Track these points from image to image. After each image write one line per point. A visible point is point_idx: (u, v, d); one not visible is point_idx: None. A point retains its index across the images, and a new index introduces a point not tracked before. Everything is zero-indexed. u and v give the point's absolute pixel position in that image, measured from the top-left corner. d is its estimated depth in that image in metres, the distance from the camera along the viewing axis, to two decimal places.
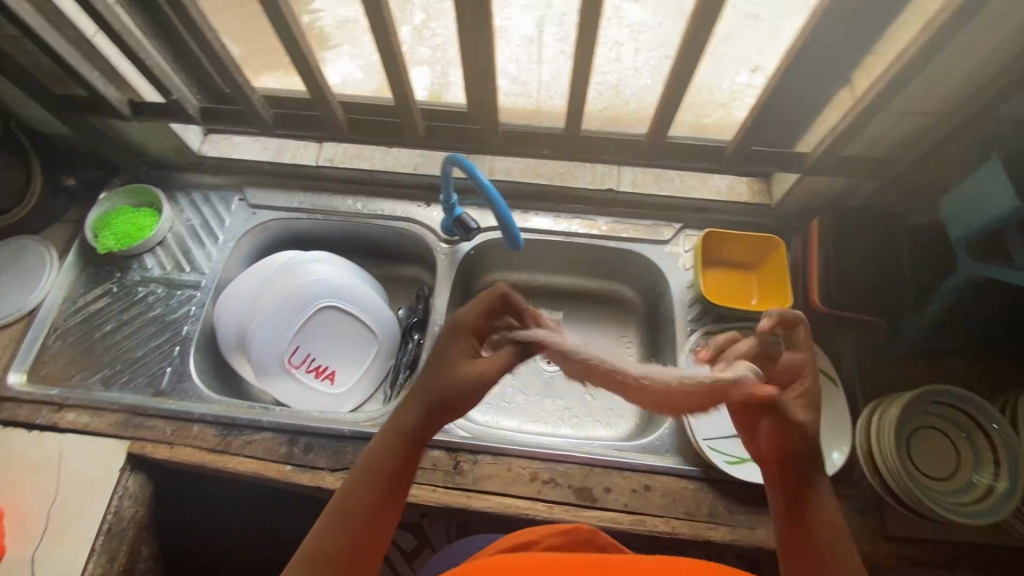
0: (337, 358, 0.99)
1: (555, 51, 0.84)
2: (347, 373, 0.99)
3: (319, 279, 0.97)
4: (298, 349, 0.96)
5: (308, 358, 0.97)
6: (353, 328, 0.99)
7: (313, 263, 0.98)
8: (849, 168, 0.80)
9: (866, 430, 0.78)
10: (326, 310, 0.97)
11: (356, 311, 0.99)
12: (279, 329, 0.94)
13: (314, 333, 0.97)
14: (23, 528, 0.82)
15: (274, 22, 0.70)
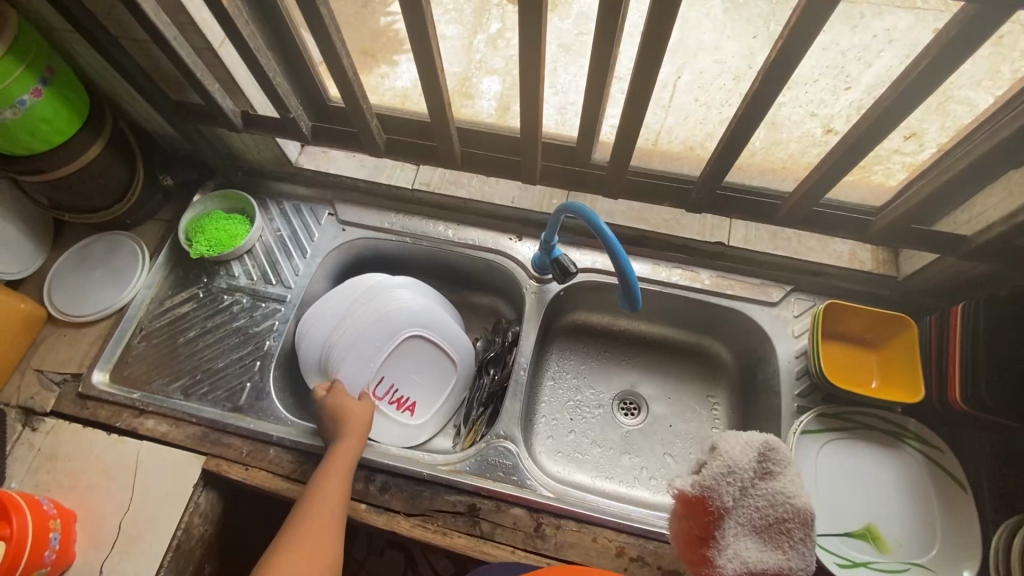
0: (418, 390, 0.95)
1: (687, 97, 0.79)
2: (425, 406, 0.95)
3: (410, 307, 0.93)
4: (382, 380, 0.92)
5: (391, 389, 0.93)
6: (438, 360, 0.95)
7: (403, 291, 0.95)
8: (1012, 257, 0.71)
9: (1013, 554, 0.69)
10: (413, 341, 0.93)
11: (440, 342, 0.95)
12: (365, 358, 0.91)
13: (400, 364, 0.93)
14: (95, 535, 0.80)
15: (415, 45, 0.68)
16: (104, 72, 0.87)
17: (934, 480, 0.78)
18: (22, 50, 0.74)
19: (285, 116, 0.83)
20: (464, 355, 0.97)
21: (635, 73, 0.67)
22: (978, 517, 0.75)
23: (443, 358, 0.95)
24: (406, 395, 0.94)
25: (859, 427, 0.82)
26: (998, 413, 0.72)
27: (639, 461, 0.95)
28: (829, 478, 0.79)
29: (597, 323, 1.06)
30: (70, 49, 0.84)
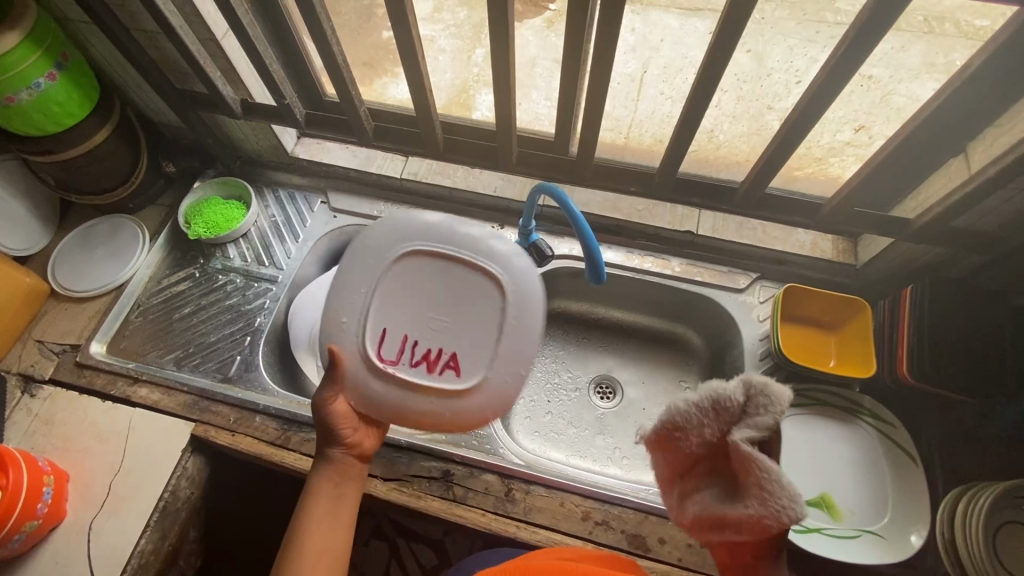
0: (454, 335, 0.65)
1: (655, 92, 0.87)
2: (472, 357, 0.65)
3: (399, 260, 0.66)
4: (383, 334, 0.66)
5: (405, 343, 0.65)
6: (468, 293, 0.65)
7: (387, 249, 0.67)
8: (954, 240, 0.76)
9: (952, 518, 0.73)
10: (422, 278, 0.66)
11: (465, 259, 0.65)
12: (353, 326, 0.66)
13: (406, 308, 0.66)
14: (86, 494, 0.84)
15: (398, 37, 0.74)
16: (114, 62, 0.94)
17: (887, 454, 0.82)
18: (40, 37, 0.81)
19: (280, 102, 0.89)
20: (519, 279, 0.65)
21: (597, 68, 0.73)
22: (926, 488, 0.78)
23: (463, 296, 0.65)
24: (432, 346, 0.65)
25: (816, 404, 0.86)
26: (942, 382, 0.76)
27: (612, 441, 0.99)
28: (787, 451, 0.84)
29: (575, 311, 1.10)
30: (84, 40, 0.91)
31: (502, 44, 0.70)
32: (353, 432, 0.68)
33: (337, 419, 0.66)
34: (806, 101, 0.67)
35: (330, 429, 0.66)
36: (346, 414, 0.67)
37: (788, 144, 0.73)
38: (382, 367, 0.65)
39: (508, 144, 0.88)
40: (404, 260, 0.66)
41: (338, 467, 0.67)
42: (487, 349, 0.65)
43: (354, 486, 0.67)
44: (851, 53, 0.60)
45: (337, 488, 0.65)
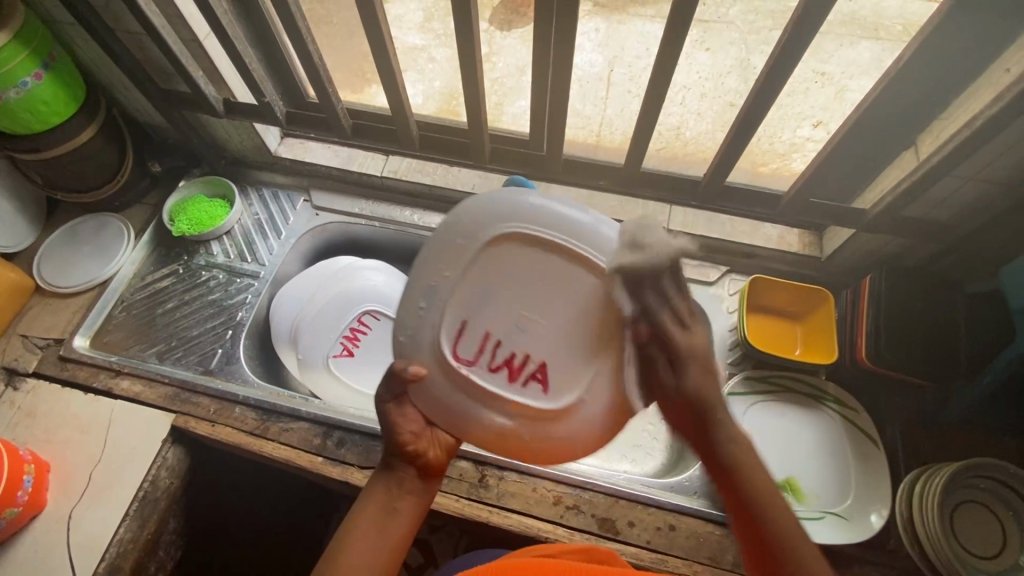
0: (546, 342, 0.56)
1: (623, 89, 0.94)
2: (566, 373, 0.56)
3: (494, 239, 0.56)
4: (463, 329, 0.57)
5: (487, 343, 0.56)
6: (565, 286, 0.56)
7: (486, 223, 0.56)
8: (906, 228, 0.79)
9: (908, 497, 0.75)
10: (517, 266, 0.56)
11: (567, 246, 0.55)
12: (432, 314, 0.57)
13: (495, 301, 0.57)
14: (67, 484, 0.85)
15: (372, 36, 0.78)
16: (101, 63, 0.97)
17: (851, 438, 0.84)
18: (28, 38, 0.83)
19: (260, 101, 0.92)
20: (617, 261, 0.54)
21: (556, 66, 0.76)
22: (888, 470, 0.80)
23: (562, 294, 0.56)
24: (517, 352, 0.56)
25: (782, 390, 0.88)
26: (900, 367, 0.78)
27: None
28: (754, 436, 0.86)
29: None
30: (73, 41, 0.94)
31: (469, 42, 0.74)
32: (415, 438, 0.61)
33: (403, 422, 0.60)
34: (757, 96, 0.70)
35: (392, 438, 0.60)
36: (408, 419, 0.60)
37: (744, 136, 0.77)
38: (460, 369, 0.56)
39: (482, 141, 0.91)
40: (499, 241, 0.56)
41: (394, 479, 0.60)
42: (582, 367, 0.56)
43: (407, 506, 0.60)
44: (795, 49, 0.63)
45: (389, 504, 0.59)
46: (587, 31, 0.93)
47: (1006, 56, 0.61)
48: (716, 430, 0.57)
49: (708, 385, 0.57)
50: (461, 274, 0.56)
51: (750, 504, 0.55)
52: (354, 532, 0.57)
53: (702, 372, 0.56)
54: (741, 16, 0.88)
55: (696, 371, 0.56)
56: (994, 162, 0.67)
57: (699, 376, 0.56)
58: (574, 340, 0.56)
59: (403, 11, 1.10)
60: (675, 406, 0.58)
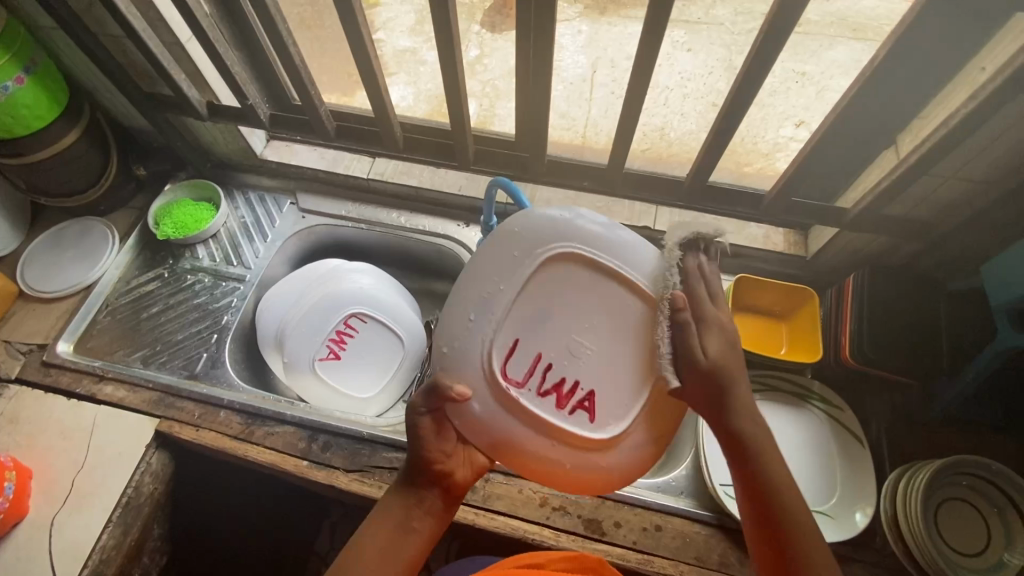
0: (592, 368, 0.62)
1: (606, 90, 0.95)
2: (612, 401, 0.62)
3: (543, 263, 0.63)
4: (515, 348, 0.62)
5: (537, 365, 0.61)
6: (611, 312, 0.63)
7: (538, 243, 0.63)
8: (888, 227, 0.80)
9: (892, 494, 0.75)
10: (569, 288, 0.63)
11: (615, 273, 0.63)
12: (482, 326, 0.61)
13: (548, 327, 0.62)
14: (49, 491, 0.85)
15: (352, 38, 0.78)
16: (84, 67, 0.97)
17: (836, 437, 0.84)
18: (8, 42, 0.83)
19: (244, 104, 0.92)
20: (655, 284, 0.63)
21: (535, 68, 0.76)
22: (873, 468, 0.81)
23: (611, 317, 0.62)
24: (567, 378, 0.61)
25: (768, 389, 0.88)
26: (886, 366, 0.78)
27: None
28: None
29: None
30: (55, 45, 0.94)
31: (449, 44, 0.75)
32: (442, 453, 0.60)
33: (433, 437, 0.61)
34: (736, 96, 0.71)
35: (418, 452, 0.60)
36: (434, 433, 0.61)
37: (724, 136, 0.77)
38: (509, 387, 0.60)
39: (466, 142, 0.91)
40: (548, 265, 0.63)
41: (416, 495, 0.59)
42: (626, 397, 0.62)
43: (427, 523, 0.59)
44: (770, 49, 0.64)
45: (407, 519, 0.58)
46: (572, 31, 0.92)
47: (980, 55, 0.61)
48: (738, 411, 0.56)
49: (735, 363, 0.57)
50: (512, 294, 0.62)
51: (767, 498, 0.54)
52: (370, 541, 0.56)
53: (723, 344, 0.57)
54: (731, 18, 0.82)
55: (717, 342, 0.57)
56: (971, 160, 0.67)
57: (721, 349, 0.57)
58: (611, 354, 0.62)
59: (393, 14, 1.08)
60: (697, 382, 0.57)
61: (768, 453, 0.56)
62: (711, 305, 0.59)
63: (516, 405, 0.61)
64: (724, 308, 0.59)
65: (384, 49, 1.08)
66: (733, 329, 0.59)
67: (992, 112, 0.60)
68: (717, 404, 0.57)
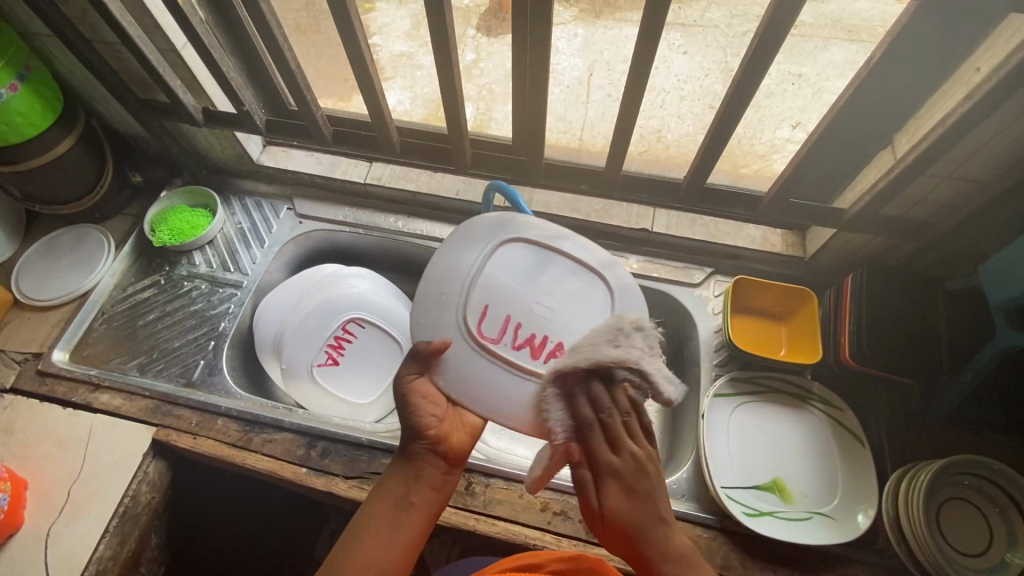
0: (562, 323, 0.64)
1: (602, 94, 0.95)
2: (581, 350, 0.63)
3: (511, 243, 0.68)
4: (485, 312, 0.64)
5: (508, 325, 0.64)
6: (578, 281, 0.67)
7: (501, 225, 0.69)
8: (885, 227, 0.80)
9: (894, 495, 0.75)
10: (529, 261, 0.67)
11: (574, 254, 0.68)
12: (455, 298, 0.65)
13: (515, 293, 0.65)
14: (44, 502, 0.84)
15: (348, 44, 0.78)
16: (78, 74, 0.96)
17: (836, 437, 0.84)
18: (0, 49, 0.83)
19: (240, 109, 0.92)
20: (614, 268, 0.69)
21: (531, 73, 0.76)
22: (874, 468, 0.80)
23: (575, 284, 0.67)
24: (539, 332, 0.64)
25: (768, 390, 0.88)
26: (883, 366, 0.78)
27: None
28: (740, 438, 0.86)
29: None
30: (48, 52, 0.94)
31: (444, 48, 0.75)
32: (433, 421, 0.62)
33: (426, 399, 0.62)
34: (733, 98, 0.71)
35: (410, 421, 0.62)
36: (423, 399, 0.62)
37: (721, 137, 0.77)
38: (484, 343, 0.63)
39: (463, 146, 0.91)
40: (510, 242, 0.68)
41: (413, 472, 0.61)
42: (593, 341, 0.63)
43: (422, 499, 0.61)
44: (765, 52, 0.64)
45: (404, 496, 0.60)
46: (568, 34, 0.93)
47: (976, 54, 0.61)
48: (652, 556, 0.53)
49: (639, 504, 0.54)
50: (478, 268, 0.66)
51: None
52: (369, 520, 0.59)
53: (625, 495, 0.55)
54: (726, 20, 0.85)
55: (619, 495, 0.55)
56: (968, 160, 0.67)
57: (622, 499, 0.55)
58: (578, 314, 0.65)
59: (388, 19, 1.08)
60: (608, 531, 0.56)
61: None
62: (604, 446, 0.56)
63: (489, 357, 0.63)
64: (621, 453, 0.56)
65: (380, 54, 1.08)
66: (632, 464, 0.55)
67: (989, 112, 0.60)
68: (627, 544, 0.55)
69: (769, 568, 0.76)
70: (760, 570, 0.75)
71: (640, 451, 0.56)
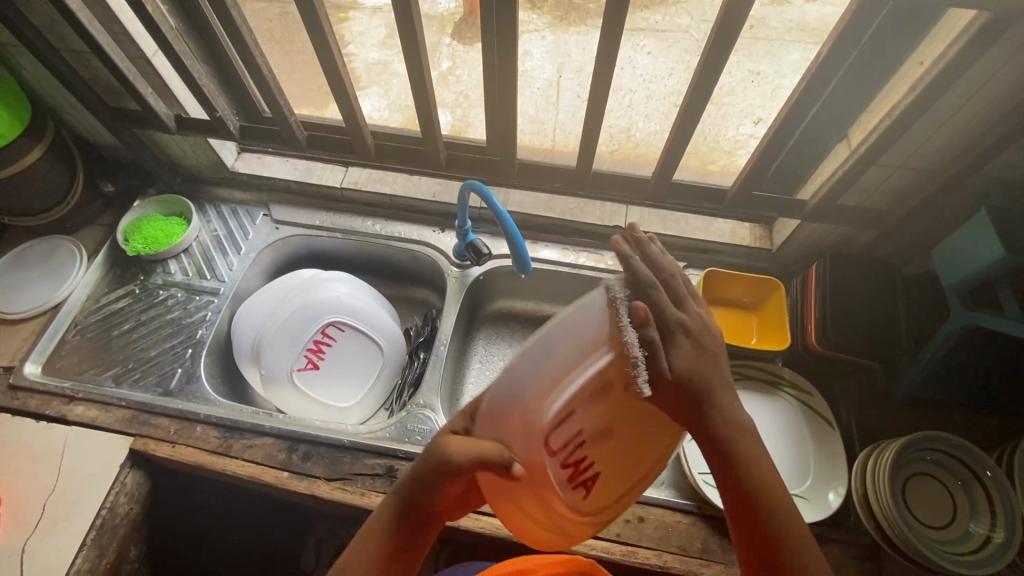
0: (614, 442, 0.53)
1: (572, 95, 0.98)
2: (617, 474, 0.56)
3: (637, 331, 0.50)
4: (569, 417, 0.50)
5: (574, 437, 0.50)
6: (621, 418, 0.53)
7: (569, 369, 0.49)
8: (844, 216, 0.84)
9: (862, 473, 0.78)
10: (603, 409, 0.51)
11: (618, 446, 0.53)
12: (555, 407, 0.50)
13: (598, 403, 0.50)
14: (17, 517, 0.82)
15: (320, 51, 0.79)
16: (46, 83, 0.96)
17: (807, 421, 0.87)
18: None
19: (213, 115, 0.93)
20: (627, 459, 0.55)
21: (500, 78, 0.78)
22: (842, 449, 0.83)
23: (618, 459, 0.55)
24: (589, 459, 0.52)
25: (740, 378, 0.91)
26: (846, 349, 0.81)
27: None
28: None
29: (520, 309, 1.10)
30: (15, 61, 0.93)
31: (414, 52, 0.76)
32: (466, 461, 0.50)
33: (445, 454, 0.52)
34: (694, 94, 0.73)
35: (429, 479, 0.53)
36: (471, 455, 0.50)
37: (685, 133, 0.79)
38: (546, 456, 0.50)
39: (437, 148, 0.93)
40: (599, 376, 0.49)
41: (412, 536, 0.57)
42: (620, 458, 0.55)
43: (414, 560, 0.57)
44: (716, 51, 0.67)
45: (412, 548, 0.57)
46: (536, 38, 0.94)
47: (917, 52, 0.65)
48: (715, 412, 0.52)
49: (702, 368, 0.53)
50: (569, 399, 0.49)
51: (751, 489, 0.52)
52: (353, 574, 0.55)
53: (692, 352, 0.53)
54: (696, 25, 0.88)
55: (687, 352, 0.53)
56: (916, 148, 0.71)
57: (684, 357, 0.53)
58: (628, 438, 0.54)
59: (364, 27, 1.09)
60: (668, 395, 0.51)
61: (749, 449, 0.53)
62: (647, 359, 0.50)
63: (543, 475, 0.51)
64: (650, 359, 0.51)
65: (355, 61, 1.09)
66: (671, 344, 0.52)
67: (932, 102, 0.64)
68: (694, 408, 0.52)
69: None
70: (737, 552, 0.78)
71: (691, 317, 0.54)
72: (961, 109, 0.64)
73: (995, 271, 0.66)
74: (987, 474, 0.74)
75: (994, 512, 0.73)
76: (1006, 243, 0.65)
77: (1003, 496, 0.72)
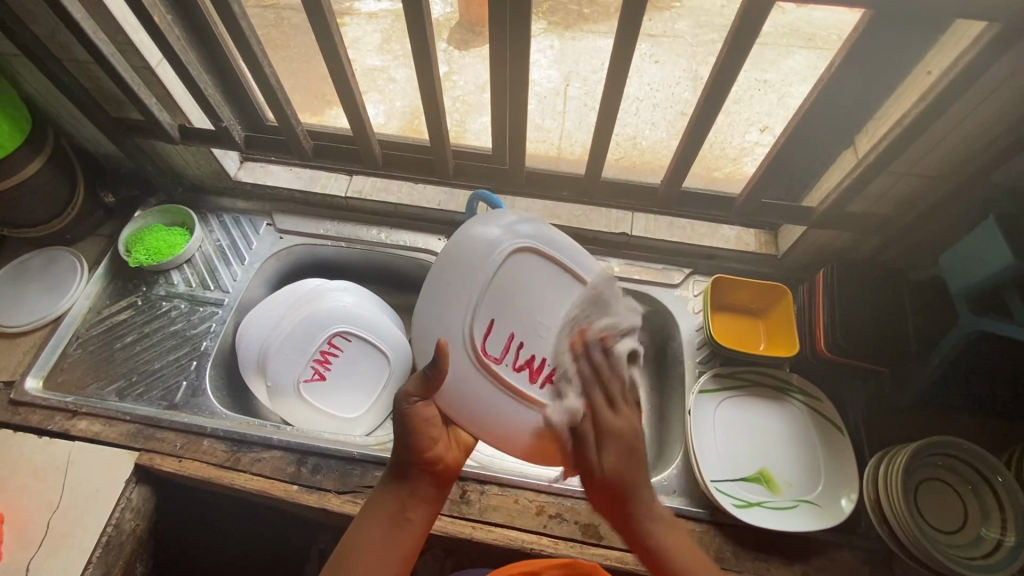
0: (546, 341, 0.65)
1: (578, 104, 0.98)
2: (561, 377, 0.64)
3: (530, 253, 0.66)
4: (492, 327, 0.64)
5: (511, 344, 0.64)
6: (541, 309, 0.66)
7: (494, 242, 0.65)
8: (850, 223, 0.84)
9: (874, 478, 0.78)
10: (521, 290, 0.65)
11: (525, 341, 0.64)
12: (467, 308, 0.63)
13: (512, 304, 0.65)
14: (20, 536, 0.80)
15: (329, 60, 0.79)
16: (47, 94, 0.95)
17: (817, 427, 0.87)
18: None
19: (218, 125, 0.93)
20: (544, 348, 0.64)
21: (509, 88, 0.78)
22: (853, 454, 0.84)
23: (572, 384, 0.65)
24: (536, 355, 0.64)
25: (749, 385, 0.91)
26: (856, 355, 0.81)
27: None
28: (725, 432, 0.88)
29: None
30: (15, 72, 0.91)
31: (423, 60, 0.76)
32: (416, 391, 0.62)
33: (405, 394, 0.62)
34: (705, 103, 0.73)
35: (399, 429, 0.63)
36: (417, 383, 0.62)
37: (695, 142, 0.79)
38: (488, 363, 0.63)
39: (445, 157, 0.92)
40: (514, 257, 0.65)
41: (408, 488, 0.62)
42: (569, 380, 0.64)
43: (419, 515, 0.62)
44: (728, 62, 0.67)
45: (411, 508, 0.62)
46: (543, 48, 0.96)
47: (926, 60, 0.66)
48: (642, 513, 0.61)
49: (632, 469, 0.62)
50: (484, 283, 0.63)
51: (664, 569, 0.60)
52: (364, 531, 0.59)
53: (625, 455, 0.62)
54: (691, 30, 0.90)
55: (617, 454, 0.62)
56: (924, 156, 0.72)
57: (619, 458, 0.62)
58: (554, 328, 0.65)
59: (359, 33, 1.10)
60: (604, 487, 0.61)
61: (672, 546, 0.61)
62: (608, 413, 0.64)
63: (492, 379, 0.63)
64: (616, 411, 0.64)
65: (356, 67, 1.09)
66: (630, 429, 0.64)
67: (942, 111, 0.64)
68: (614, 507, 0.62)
69: (760, 557, 0.78)
70: (751, 560, 0.78)
71: (630, 419, 0.64)
72: (971, 118, 0.65)
73: (1004, 277, 0.67)
74: (998, 479, 0.75)
75: (1006, 516, 0.73)
76: (1016, 248, 0.65)
77: (1015, 499, 0.73)
